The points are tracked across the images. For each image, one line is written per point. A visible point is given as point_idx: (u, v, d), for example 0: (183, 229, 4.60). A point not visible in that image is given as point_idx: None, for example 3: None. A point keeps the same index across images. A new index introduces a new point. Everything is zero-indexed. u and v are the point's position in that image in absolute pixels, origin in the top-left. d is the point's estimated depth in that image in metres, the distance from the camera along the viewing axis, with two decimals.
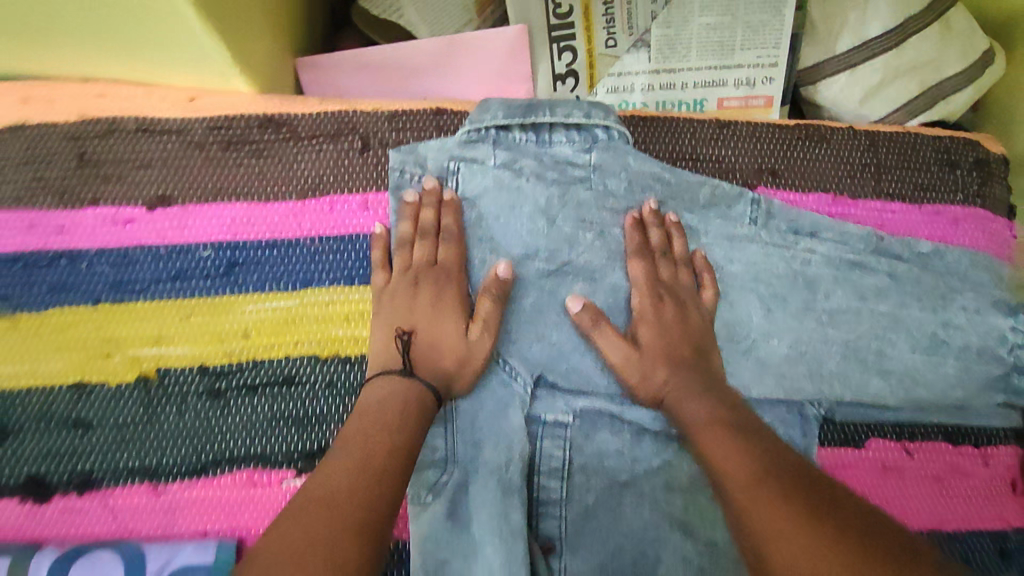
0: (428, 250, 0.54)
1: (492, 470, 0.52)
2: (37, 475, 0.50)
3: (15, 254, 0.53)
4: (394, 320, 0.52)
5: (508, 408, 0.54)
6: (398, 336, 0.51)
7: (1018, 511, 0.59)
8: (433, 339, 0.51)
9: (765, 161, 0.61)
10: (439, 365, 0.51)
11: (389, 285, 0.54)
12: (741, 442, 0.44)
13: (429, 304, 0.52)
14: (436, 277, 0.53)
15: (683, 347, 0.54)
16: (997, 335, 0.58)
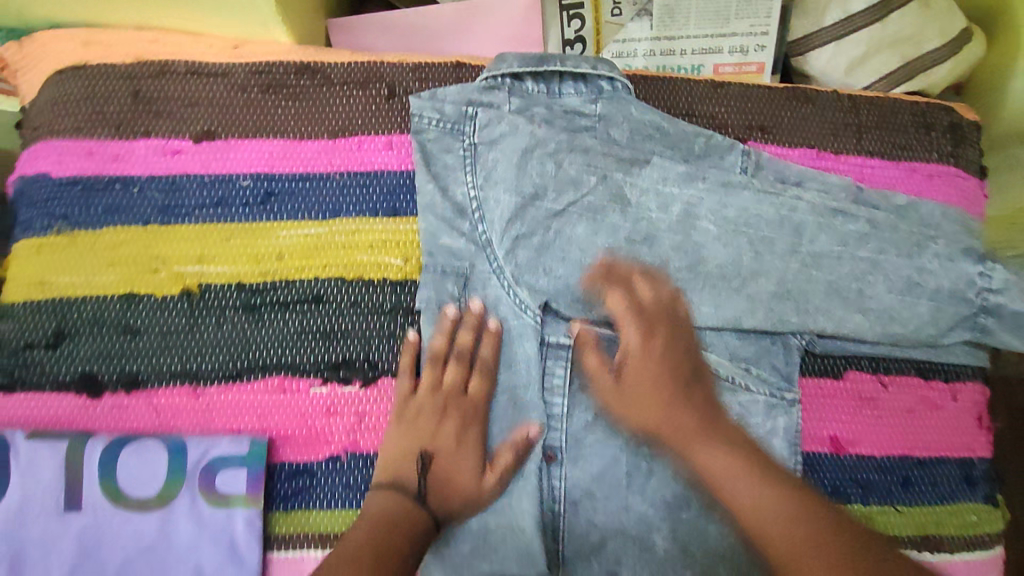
0: (460, 374, 0.58)
1: (506, 388, 0.59)
2: (90, 374, 0.56)
3: (75, 178, 0.58)
4: (417, 439, 0.56)
5: (521, 334, 0.59)
6: (419, 457, 0.56)
7: (982, 441, 0.65)
8: (451, 467, 0.56)
9: (755, 118, 0.66)
10: (453, 488, 0.56)
11: (414, 400, 0.58)
12: (758, 480, 0.48)
13: (453, 437, 0.57)
14: (463, 408, 0.58)
15: (666, 383, 0.56)
16: (967, 280, 0.63)
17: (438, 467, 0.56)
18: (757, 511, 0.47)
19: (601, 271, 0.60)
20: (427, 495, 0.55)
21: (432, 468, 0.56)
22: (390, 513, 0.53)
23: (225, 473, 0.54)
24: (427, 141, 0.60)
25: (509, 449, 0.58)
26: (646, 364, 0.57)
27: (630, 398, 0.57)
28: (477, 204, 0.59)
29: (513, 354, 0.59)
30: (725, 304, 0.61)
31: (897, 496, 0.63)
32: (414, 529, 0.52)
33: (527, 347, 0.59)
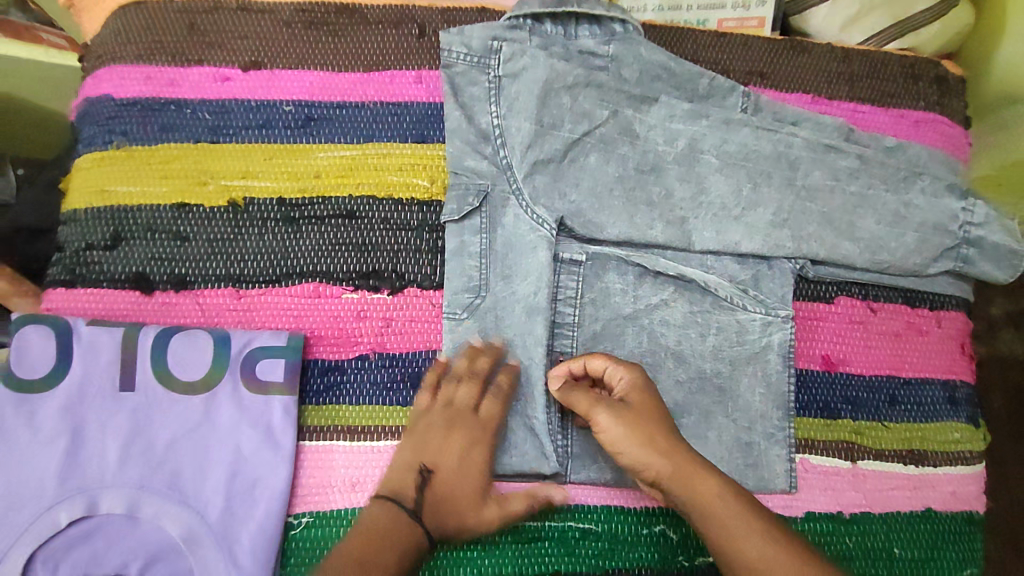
0: (472, 394, 0.60)
1: (521, 299, 0.62)
2: (143, 274, 0.61)
3: (134, 100, 0.64)
4: (422, 451, 0.58)
5: (534, 246, 0.63)
6: (420, 471, 0.57)
7: (964, 365, 0.70)
8: (452, 478, 0.57)
9: (756, 65, 0.72)
10: (450, 506, 0.57)
11: (427, 413, 0.60)
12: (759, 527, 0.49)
13: (457, 457, 0.58)
14: (471, 426, 0.59)
15: (660, 429, 0.54)
16: (950, 214, 0.68)
17: (437, 481, 0.57)
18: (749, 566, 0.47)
19: (611, 197, 0.65)
20: (422, 509, 0.56)
21: (431, 482, 0.57)
22: (384, 531, 0.54)
23: (265, 361, 0.59)
24: (456, 75, 0.64)
25: (523, 495, 0.59)
26: (642, 409, 0.55)
27: (628, 436, 0.54)
28: (499, 130, 0.63)
29: (529, 265, 0.62)
30: (725, 230, 0.66)
31: (884, 413, 0.68)
32: (406, 543, 0.54)
33: (541, 256, 0.62)
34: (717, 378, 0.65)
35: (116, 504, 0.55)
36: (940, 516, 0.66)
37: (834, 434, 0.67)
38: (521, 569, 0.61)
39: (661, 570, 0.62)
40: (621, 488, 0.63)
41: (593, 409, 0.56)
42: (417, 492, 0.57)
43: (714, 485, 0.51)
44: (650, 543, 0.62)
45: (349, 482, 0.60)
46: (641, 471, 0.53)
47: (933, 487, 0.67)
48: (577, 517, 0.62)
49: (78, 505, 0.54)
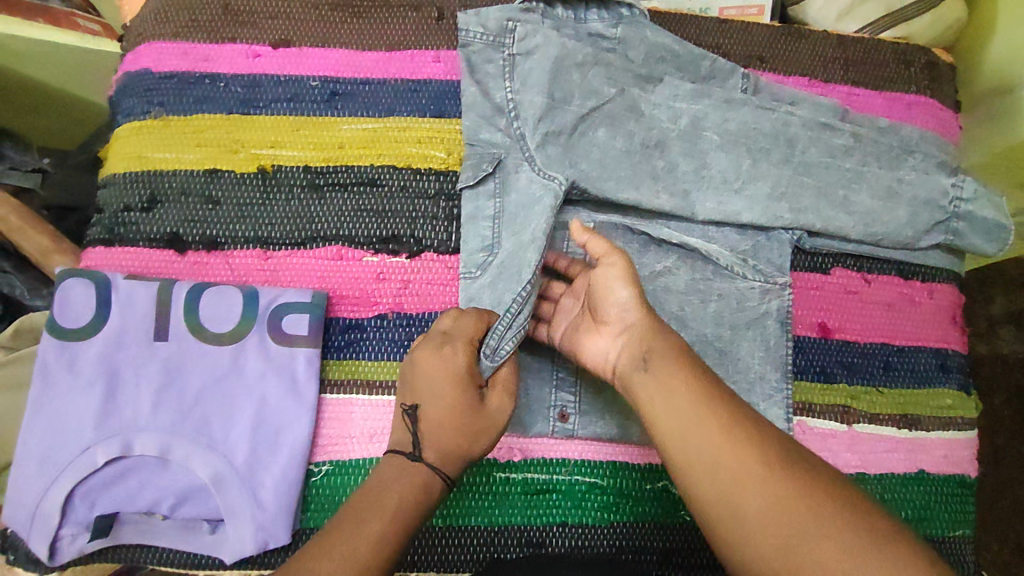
0: (447, 324, 0.57)
1: (525, 243, 0.63)
2: (178, 234, 0.65)
3: (171, 74, 0.68)
4: (408, 389, 0.56)
5: (540, 197, 0.65)
6: (405, 408, 0.55)
7: (956, 336, 0.73)
8: (439, 407, 0.54)
9: (755, 50, 0.76)
10: (443, 434, 0.53)
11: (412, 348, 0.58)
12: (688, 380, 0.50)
13: (436, 381, 0.55)
14: (442, 350, 0.55)
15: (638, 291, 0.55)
16: (941, 190, 0.71)
17: (424, 415, 0.54)
18: (675, 410, 0.49)
19: (617, 169, 0.68)
20: (419, 447, 0.53)
21: (420, 417, 0.54)
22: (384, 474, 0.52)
23: (290, 317, 0.63)
24: (472, 54, 0.69)
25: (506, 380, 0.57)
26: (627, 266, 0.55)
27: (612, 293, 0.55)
28: (513, 103, 0.67)
29: (535, 213, 0.64)
30: (726, 203, 0.70)
31: (878, 379, 0.71)
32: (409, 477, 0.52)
33: (545, 204, 0.64)
34: (718, 341, 0.68)
35: (148, 446, 0.59)
36: (932, 478, 0.69)
37: (830, 398, 0.70)
38: (530, 520, 0.64)
39: (664, 524, 0.65)
40: (625, 444, 0.66)
41: (607, 256, 0.56)
42: (409, 430, 0.54)
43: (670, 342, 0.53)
44: (654, 498, 0.65)
45: (368, 433, 0.63)
46: (613, 315, 0.56)
47: (926, 450, 0.70)
48: (583, 472, 0.65)
49: (114, 446, 0.59)
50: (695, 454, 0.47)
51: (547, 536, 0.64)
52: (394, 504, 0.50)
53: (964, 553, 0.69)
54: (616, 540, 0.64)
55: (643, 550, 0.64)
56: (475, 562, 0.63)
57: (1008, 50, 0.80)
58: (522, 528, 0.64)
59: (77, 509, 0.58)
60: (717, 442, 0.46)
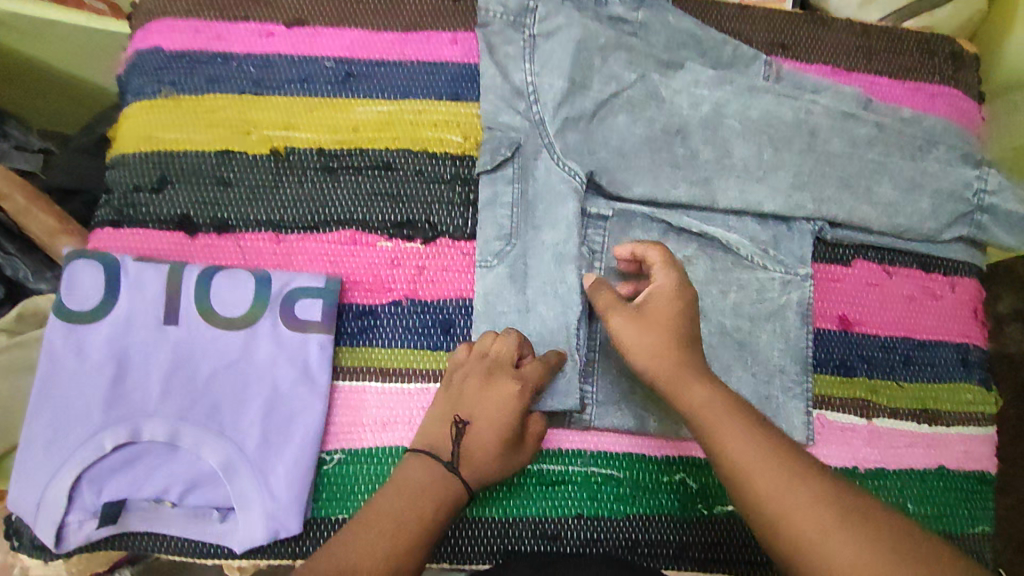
0: (513, 357, 0.59)
1: (550, 246, 0.64)
2: (187, 216, 0.64)
3: (182, 52, 0.67)
4: (457, 405, 0.58)
5: (564, 196, 0.65)
6: (455, 423, 0.57)
7: (978, 330, 0.72)
8: (488, 434, 0.56)
9: (777, 37, 0.75)
10: (486, 458, 0.56)
11: (464, 363, 0.60)
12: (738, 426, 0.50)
13: (493, 410, 0.57)
14: (505, 387, 0.57)
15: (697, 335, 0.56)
16: (965, 183, 0.70)
17: (473, 434, 0.56)
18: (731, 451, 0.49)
19: (637, 157, 0.67)
20: (458, 465, 0.55)
21: (467, 435, 0.56)
22: (421, 480, 0.54)
23: (303, 301, 0.61)
24: (492, 34, 0.67)
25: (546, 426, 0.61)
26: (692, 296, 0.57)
27: (643, 334, 0.55)
28: (533, 86, 0.66)
29: (559, 214, 0.65)
30: (748, 192, 0.68)
31: (898, 372, 0.70)
32: (444, 490, 0.54)
33: (570, 207, 0.65)
34: (737, 333, 0.67)
35: (157, 432, 0.58)
36: (952, 475, 0.68)
37: (850, 392, 0.69)
38: (545, 512, 0.63)
39: (682, 518, 0.63)
40: (642, 436, 0.64)
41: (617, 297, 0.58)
42: (452, 444, 0.56)
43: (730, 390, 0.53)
44: (672, 492, 0.64)
45: (381, 422, 0.62)
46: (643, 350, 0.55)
47: (945, 446, 0.69)
48: (600, 463, 0.64)
49: (122, 432, 0.57)
50: (771, 505, 0.46)
51: (563, 528, 0.62)
52: (432, 511, 0.52)
53: (983, 552, 0.67)
54: (631, 534, 0.63)
55: (659, 543, 0.63)
56: (489, 554, 0.62)
57: None
58: (537, 520, 0.62)
59: (85, 495, 0.57)
60: (800, 496, 0.46)
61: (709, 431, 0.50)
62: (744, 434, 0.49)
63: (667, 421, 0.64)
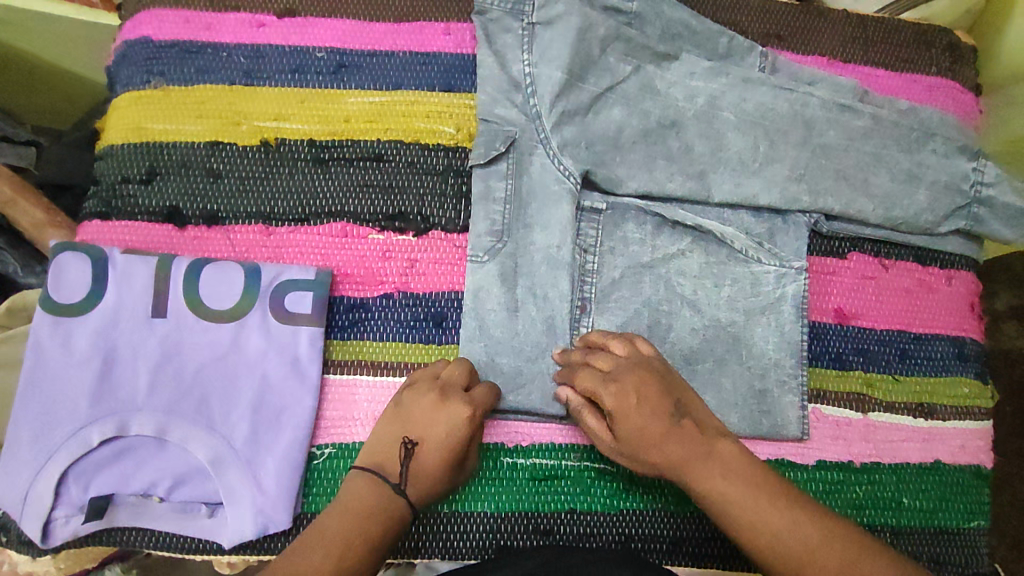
0: (463, 384, 0.57)
1: (542, 248, 0.64)
2: (176, 209, 0.63)
3: (172, 43, 0.66)
4: (407, 426, 0.56)
5: (558, 195, 0.64)
6: (404, 444, 0.55)
7: (974, 323, 0.72)
8: (435, 458, 0.55)
9: (773, 28, 0.74)
10: (431, 480, 0.55)
11: (414, 382, 0.59)
12: (741, 486, 0.50)
13: (442, 436, 0.55)
14: (454, 415, 0.55)
15: (680, 391, 0.56)
16: (962, 174, 0.70)
17: (421, 456, 0.55)
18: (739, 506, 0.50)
19: (632, 149, 0.67)
20: (405, 484, 0.54)
21: (414, 458, 0.55)
22: (364, 503, 0.52)
23: (293, 294, 0.60)
24: (490, 22, 0.66)
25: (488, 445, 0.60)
26: (639, 378, 0.54)
27: (629, 404, 0.53)
28: (530, 77, 0.65)
29: (551, 213, 0.64)
30: (743, 185, 0.68)
31: (895, 366, 0.69)
32: (385, 512, 0.52)
33: (564, 208, 0.64)
34: (732, 327, 0.66)
35: (146, 426, 0.57)
36: (948, 468, 0.68)
37: (846, 385, 0.68)
38: (537, 507, 0.62)
39: (676, 512, 0.63)
40: None
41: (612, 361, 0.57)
42: (401, 465, 0.54)
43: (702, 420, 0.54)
44: (664, 487, 0.63)
45: (372, 417, 0.61)
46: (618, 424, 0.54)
47: (942, 440, 0.68)
48: (594, 457, 0.63)
49: (109, 426, 0.57)
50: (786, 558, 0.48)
51: (556, 522, 0.62)
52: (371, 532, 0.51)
53: (980, 547, 0.67)
54: (625, 528, 0.62)
55: (653, 538, 0.62)
56: (481, 549, 0.61)
57: None
58: (530, 514, 0.62)
59: (72, 490, 0.57)
60: (774, 525, 0.49)
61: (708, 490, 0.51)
62: (716, 472, 0.51)
63: None
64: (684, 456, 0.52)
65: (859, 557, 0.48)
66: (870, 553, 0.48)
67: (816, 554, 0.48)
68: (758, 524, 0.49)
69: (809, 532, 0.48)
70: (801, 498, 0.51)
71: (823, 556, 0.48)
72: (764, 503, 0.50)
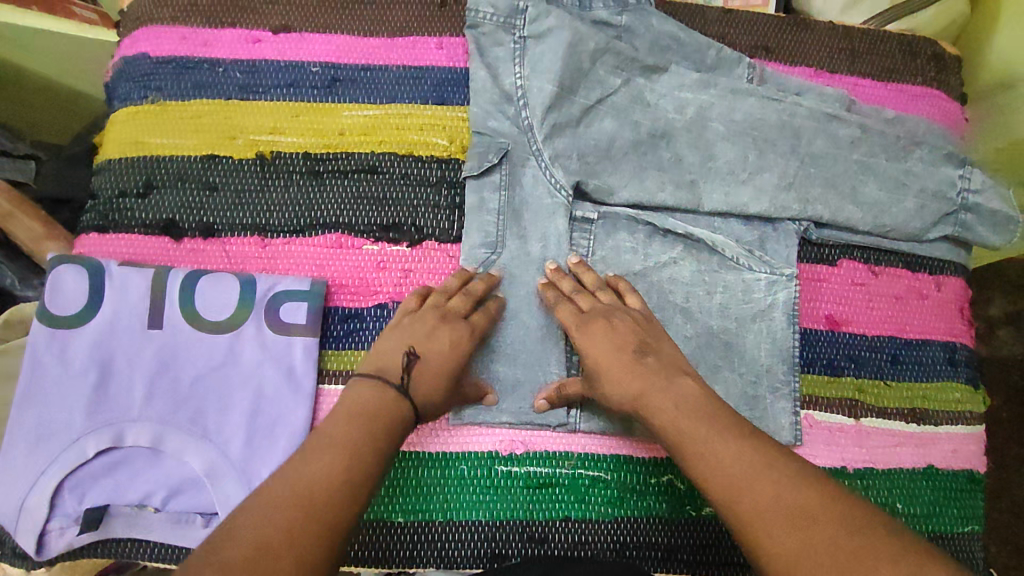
0: (465, 306, 0.60)
1: (534, 257, 0.65)
2: (173, 221, 0.64)
3: (169, 59, 0.68)
4: (411, 337, 0.57)
5: (551, 205, 0.66)
6: (407, 354, 0.55)
7: (964, 328, 0.72)
8: (438, 368, 0.56)
9: (760, 41, 0.75)
10: (432, 391, 0.55)
11: (417, 309, 0.60)
12: (682, 407, 0.51)
13: (446, 347, 0.57)
14: (457, 330, 0.58)
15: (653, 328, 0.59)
16: (948, 182, 0.71)
17: (423, 368, 0.55)
18: (683, 423, 0.51)
19: (623, 159, 0.68)
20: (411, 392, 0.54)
21: (416, 367, 0.55)
22: (371, 403, 0.51)
23: (288, 305, 0.61)
24: (482, 36, 0.68)
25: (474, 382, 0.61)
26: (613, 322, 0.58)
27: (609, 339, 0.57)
28: (522, 91, 0.66)
29: (543, 223, 0.66)
30: (733, 193, 0.69)
31: (886, 372, 0.69)
32: (395, 417, 0.51)
33: (557, 219, 0.66)
34: (724, 334, 0.67)
35: (141, 436, 0.57)
36: (941, 474, 0.68)
37: (838, 391, 0.68)
38: (532, 515, 0.62)
39: (671, 520, 0.63)
40: (630, 439, 0.64)
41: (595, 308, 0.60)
42: (402, 375, 0.54)
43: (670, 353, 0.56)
44: (659, 494, 0.63)
45: None
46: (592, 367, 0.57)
47: (934, 445, 0.69)
48: (588, 466, 0.63)
49: (105, 436, 0.57)
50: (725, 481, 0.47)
51: (550, 531, 0.62)
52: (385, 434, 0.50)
53: (976, 552, 0.67)
54: (619, 537, 0.62)
55: (648, 547, 0.62)
56: (477, 558, 0.61)
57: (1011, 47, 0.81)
58: (525, 523, 0.62)
59: (67, 501, 0.57)
60: (715, 449, 0.48)
61: (659, 414, 0.52)
62: (668, 398, 0.52)
63: None
64: (639, 387, 0.54)
65: (798, 487, 0.45)
66: (815, 487, 0.45)
67: (759, 483, 0.46)
68: (694, 446, 0.49)
69: (748, 455, 0.47)
70: (747, 428, 0.50)
71: (757, 481, 0.46)
72: (706, 427, 0.50)
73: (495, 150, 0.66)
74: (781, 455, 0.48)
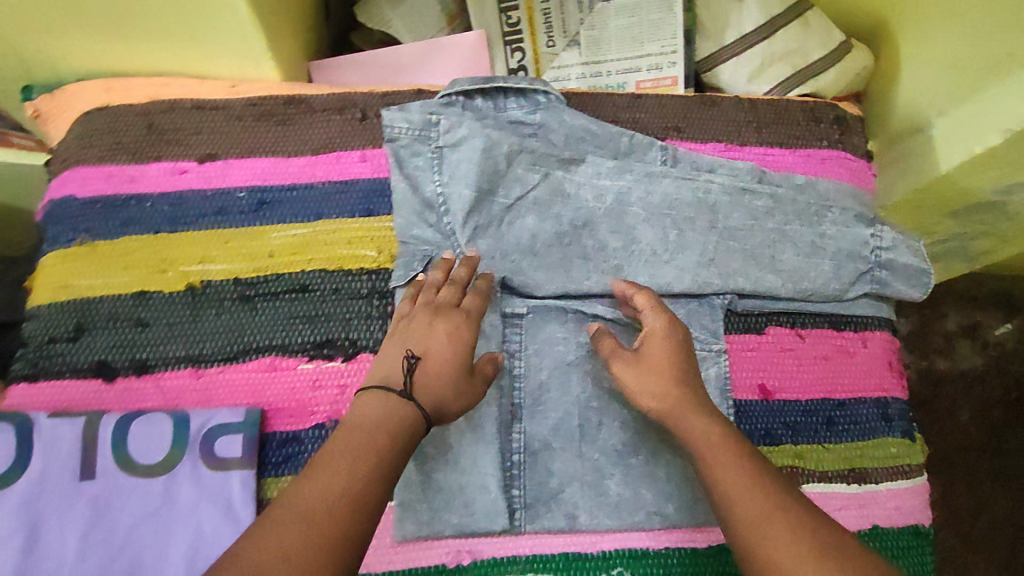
0: (454, 294, 0.62)
1: None
2: (105, 362, 0.64)
3: (95, 199, 0.69)
4: (407, 343, 0.58)
5: None
6: (407, 358, 0.56)
7: (894, 380, 0.74)
8: (441, 362, 0.57)
9: (670, 121, 0.79)
10: (440, 388, 0.56)
11: (411, 313, 0.61)
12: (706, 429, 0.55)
13: (446, 338, 0.58)
14: (453, 318, 0.60)
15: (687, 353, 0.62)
16: (862, 241, 0.74)
17: (426, 367, 0.56)
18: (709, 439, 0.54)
19: (547, 251, 0.70)
20: (414, 392, 0.54)
21: (419, 367, 0.56)
22: (372, 415, 0.52)
23: (223, 438, 0.61)
24: (400, 148, 0.70)
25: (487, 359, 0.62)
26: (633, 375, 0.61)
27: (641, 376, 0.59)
28: (442, 198, 0.69)
29: None
30: (658, 273, 0.71)
31: (822, 435, 0.71)
32: (398, 421, 0.52)
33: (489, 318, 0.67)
34: None
35: None
36: (886, 533, 0.69)
37: (778, 460, 0.70)
38: None
39: None
40: (577, 533, 0.64)
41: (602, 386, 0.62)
42: (406, 376, 0.55)
43: (657, 407, 0.58)
44: None
45: None
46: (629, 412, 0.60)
47: (877, 504, 0.70)
48: (537, 567, 0.63)
49: None
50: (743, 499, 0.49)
51: None
52: (384, 440, 0.50)
53: None
54: None
55: None
56: None
57: (911, 98, 0.87)
58: None
59: None
60: (734, 471, 0.51)
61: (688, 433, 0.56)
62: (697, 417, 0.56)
63: (598, 514, 0.64)
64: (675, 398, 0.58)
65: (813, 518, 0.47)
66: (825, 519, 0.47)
67: (777, 504, 0.48)
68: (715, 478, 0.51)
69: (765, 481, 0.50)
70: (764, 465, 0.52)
71: (769, 517, 0.47)
72: (725, 452, 0.53)
73: (422, 258, 0.68)
74: (790, 492, 0.49)
